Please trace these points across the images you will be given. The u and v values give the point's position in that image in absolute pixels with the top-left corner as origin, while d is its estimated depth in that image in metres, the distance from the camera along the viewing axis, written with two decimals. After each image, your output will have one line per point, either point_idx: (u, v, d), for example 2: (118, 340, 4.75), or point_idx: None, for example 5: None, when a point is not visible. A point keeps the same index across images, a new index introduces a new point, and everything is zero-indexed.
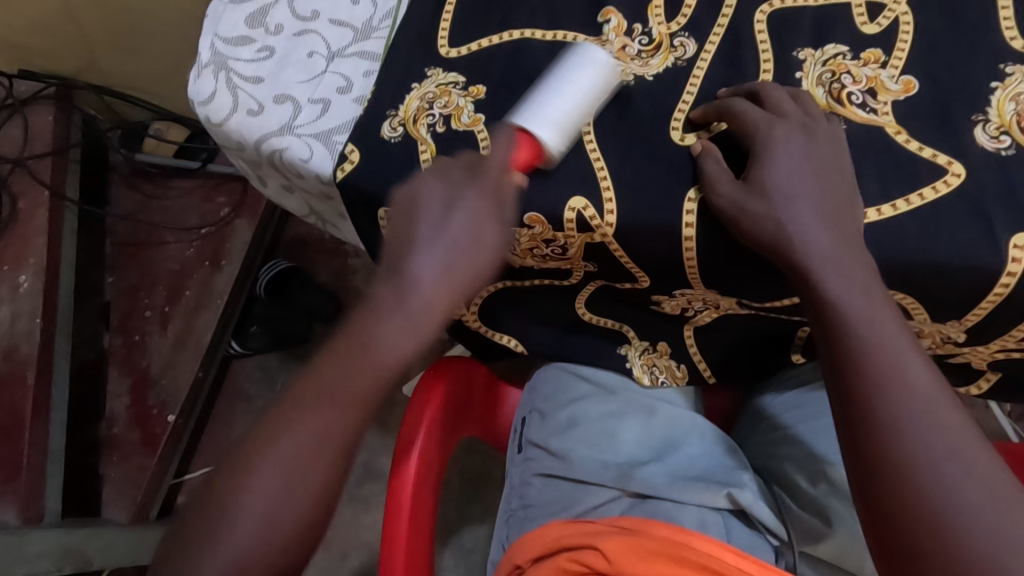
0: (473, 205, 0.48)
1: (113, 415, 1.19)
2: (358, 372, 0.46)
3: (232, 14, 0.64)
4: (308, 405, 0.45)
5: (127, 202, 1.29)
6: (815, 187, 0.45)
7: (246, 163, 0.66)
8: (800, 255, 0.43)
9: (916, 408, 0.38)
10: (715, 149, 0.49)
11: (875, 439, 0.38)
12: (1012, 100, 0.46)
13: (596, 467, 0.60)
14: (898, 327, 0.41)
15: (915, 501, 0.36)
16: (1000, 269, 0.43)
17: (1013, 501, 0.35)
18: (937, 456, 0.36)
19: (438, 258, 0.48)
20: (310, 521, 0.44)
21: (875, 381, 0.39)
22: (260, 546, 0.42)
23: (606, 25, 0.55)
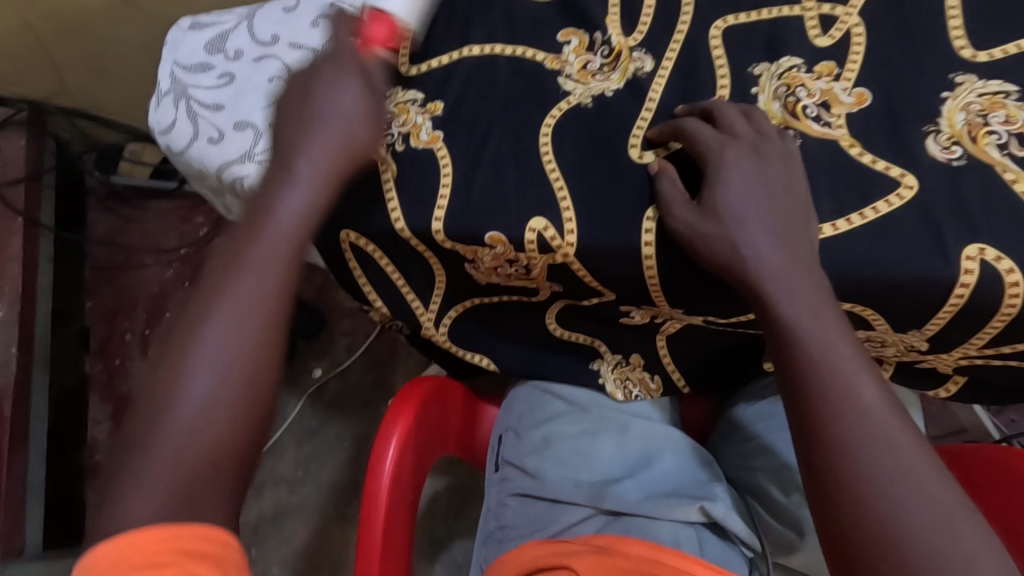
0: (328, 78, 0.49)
1: (94, 441, 1.17)
2: (268, 245, 0.42)
3: (191, 41, 0.64)
4: (220, 280, 0.40)
5: (104, 226, 1.29)
6: (769, 206, 0.45)
7: (210, 191, 0.66)
8: (754, 276, 0.43)
9: (869, 429, 0.38)
10: (671, 168, 0.49)
11: (830, 460, 0.38)
12: (962, 110, 0.46)
13: (570, 486, 0.59)
14: (852, 344, 0.41)
15: (869, 522, 0.36)
16: (953, 281, 0.43)
17: (963, 520, 0.35)
18: (889, 478, 0.36)
19: (313, 160, 0.46)
20: (253, 423, 0.39)
21: (829, 404, 0.39)
22: (211, 437, 0.37)
23: (567, 45, 0.55)
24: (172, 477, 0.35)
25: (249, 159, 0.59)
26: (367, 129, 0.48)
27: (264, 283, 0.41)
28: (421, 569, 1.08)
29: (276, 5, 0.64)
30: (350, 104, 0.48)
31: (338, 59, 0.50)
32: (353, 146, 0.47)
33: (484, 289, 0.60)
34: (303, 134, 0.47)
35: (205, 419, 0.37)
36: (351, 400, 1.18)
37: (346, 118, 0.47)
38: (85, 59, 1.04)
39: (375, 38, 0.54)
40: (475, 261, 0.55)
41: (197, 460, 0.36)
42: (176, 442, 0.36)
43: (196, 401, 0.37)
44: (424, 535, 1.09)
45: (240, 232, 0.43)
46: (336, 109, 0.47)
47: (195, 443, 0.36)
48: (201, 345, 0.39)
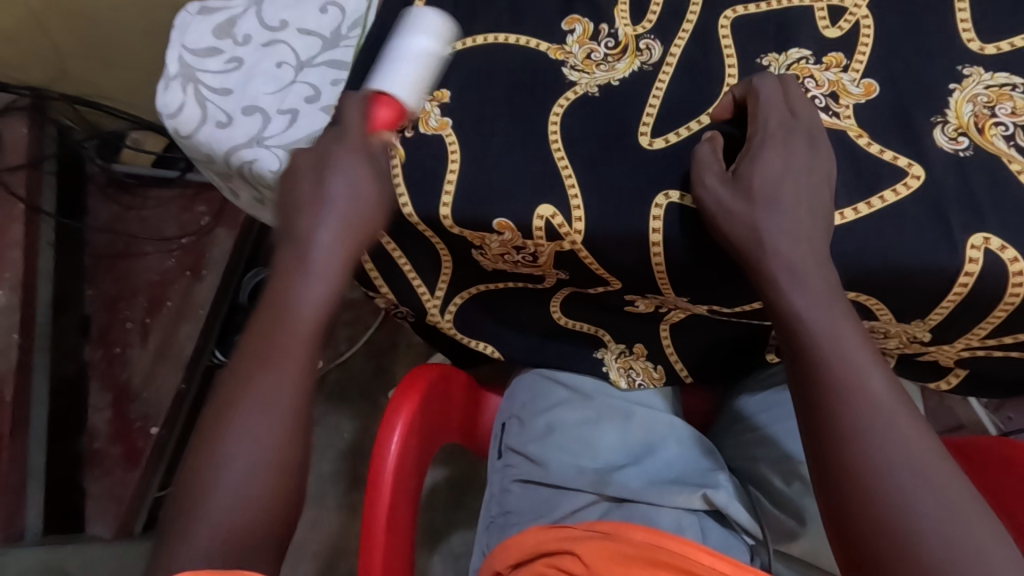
0: (348, 161, 0.49)
1: (94, 428, 1.17)
2: (297, 322, 0.44)
3: (199, 25, 0.64)
4: (246, 383, 0.42)
5: (105, 213, 1.27)
6: (799, 190, 0.45)
7: (217, 176, 0.66)
8: (770, 263, 0.43)
9: (877, 417, 0.38)
10: (719, 139, 0.48)
11: (839, 447, 0.38)
12: (970, 102, 0.47)
13: (573, 473, 0.60)
14: (861, 335, 0.41)
15: (875, 509, 0.36)
16: (956, 270, 0.44)
17: (970, 510, 0.35)
18: (897, 465, 0.37)
19: (335, 213, 0.47)
20: (285, 509, 0.41)
21: (836, 393, 0.39)
22: (240, 526, 0.39)
23: (571, 34, 0.55)
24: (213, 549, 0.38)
25: (258, 143, 0.59)
26: (372, 211, 0.49)
27: (297, 354, 0.44)
28: (420, 559, 1.08)
29: None
30: (362, 195, 0.48)
31: (343, 142, 0.49)
32: (365, 220, 0.48)
33: (490, 276, 0.60)
34: (320, 196, 0.47)
35: (248, 477, 0.40)
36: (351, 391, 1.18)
37: (360, 199, 0.48)
38: (88, 44, 1.04)
39: (382, 122, 0.53)
40: (483, 248, 0.55)
41: (227, 541, 0.39)
42: (211, 528, 0.39)
43: (241, 465, 0.40)
44: (423, 526, 1.10)
45: (274, 297, 0.45)
46: (343, 195, 0.48)
47: (236, 510, 0.39)
48: (255, 404, 0.42)
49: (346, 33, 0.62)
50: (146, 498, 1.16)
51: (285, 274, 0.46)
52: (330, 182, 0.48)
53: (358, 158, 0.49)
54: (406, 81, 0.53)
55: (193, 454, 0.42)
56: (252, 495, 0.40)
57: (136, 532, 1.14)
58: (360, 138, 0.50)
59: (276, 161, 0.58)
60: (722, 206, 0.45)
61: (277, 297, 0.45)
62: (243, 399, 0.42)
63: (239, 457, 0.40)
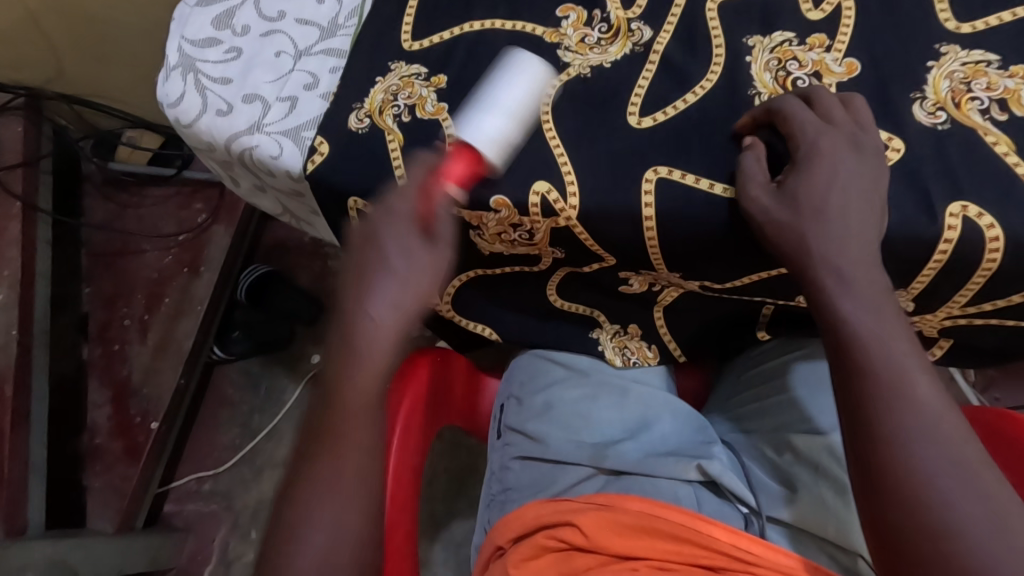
0: (402, 220, 0.48)
1: (94, 425, 1.18)
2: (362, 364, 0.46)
3: (199, 16, 0.65)
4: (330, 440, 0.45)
5: (102, 211, 1.29)
6: (846, 198, 0.44)
7: (218, 164, 0.67)
8: (817, 270, 0.44)
9: (920, 422, 0.39)
10: (761, 147, 0.48)
11: (881, 452, 0.39)
12: (947, 78, 0.49)
13: (573, 447, 0.61)
14: (909, 343, 0.41)
15: (922, 515, 0.37)
16: (937, 237, 0.45)
17: (1013, 516, 0.36)
18: (938, 471, 0.37)
19: (387, 292, 0.46)
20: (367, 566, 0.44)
21: (885, 397, 0.39)
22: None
23: (565, 20, 0.57)
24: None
25: (258, 130, 0.60)
26: (428, 283, 0.48)
27: (365, 428, 0.45)
28: (421, 548, 1.09)
29: None
30: (416, 274, 0.47)
31: (393, 220, 0.48)
32: (419, 291, 0.47)
33: (488, 258, 0.62)
34: (371, 279, 0.46)
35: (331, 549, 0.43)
36: None
37: (417, 282, 0.47)
38: (83, 42, 1.04)
39: (453, 174, 0.50)
40: (480, 227, 0.57)
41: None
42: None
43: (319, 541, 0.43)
44: (424, 515, 1.11)
45: (333, 373, 0.46)
46: (404, 274, 0.47)
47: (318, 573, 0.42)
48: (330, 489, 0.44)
49: (343, 22, 0.63)
50: (147, 493, 1.17)
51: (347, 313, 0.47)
52: (382, 268, 0.47)
53: (414, 235, 0.48)
54: (492, 133, 0.50)
55: (273, 534, 0.44)
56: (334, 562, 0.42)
57: (137, 528, 1.15)
58: (410, 206, 0.48)
59: (276, 146, 0.60)
60: (769, 219, 0.45)
61: (341, 344, 0.46)
62: (333, 465, 0.44)
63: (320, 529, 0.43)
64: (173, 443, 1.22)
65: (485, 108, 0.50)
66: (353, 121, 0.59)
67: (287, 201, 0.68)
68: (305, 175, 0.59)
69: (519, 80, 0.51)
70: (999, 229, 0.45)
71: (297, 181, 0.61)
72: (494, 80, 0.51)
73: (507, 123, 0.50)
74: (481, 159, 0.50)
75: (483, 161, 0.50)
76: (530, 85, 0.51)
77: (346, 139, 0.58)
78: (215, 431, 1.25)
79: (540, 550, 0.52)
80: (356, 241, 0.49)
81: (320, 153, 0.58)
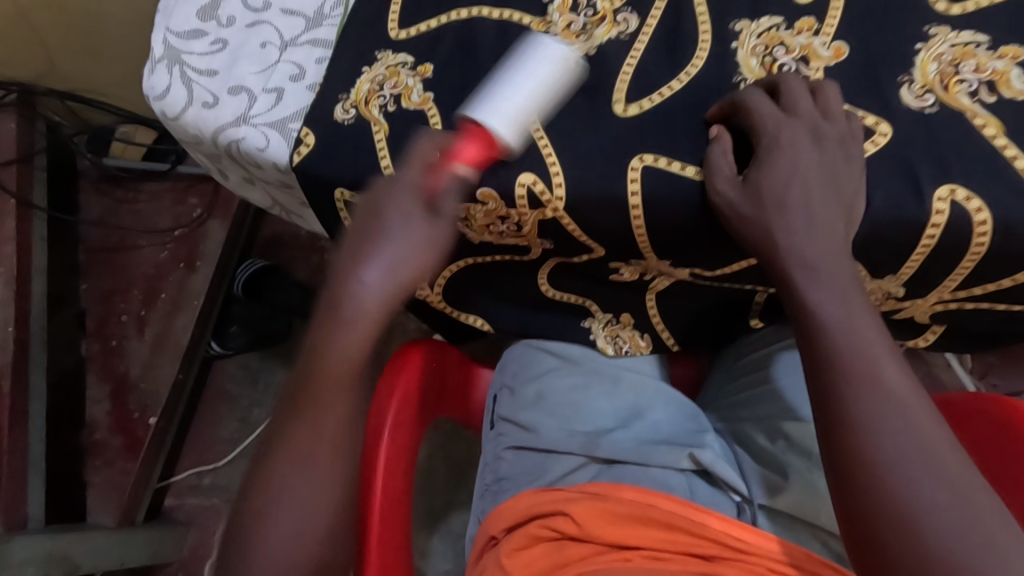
0: (407, 209, 0.48)
1: (93, 421, 1.18)
2: (347, 324, 0.47)
3: (183, 8, 0.64)
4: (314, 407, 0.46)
5: (97, 207, 1.29)
6: (818, 186, 0.44)
7: (206, 157, 0.67)
8: (785, 262, 0.44)
9: (887, 408, 0.39)
10: (727, 136, 0.48)
11: (848, 439, 0.39)
12: (935, 60, 0.48)
13: (563, 436, 0.61)
14: (878, 330, 0.41)
15: (886, 501, 0.37)
16: (924, 221, 0.45)
17: (979, 501, 0.36)
18: (905, 457, 0.37)
19: (383, 259, 0.47)
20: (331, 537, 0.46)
21: (850, 387, 0.40)
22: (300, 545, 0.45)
23: (550, 5, 0.56)
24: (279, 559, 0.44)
25: (244, 122, 0.60)
26: (426, 258, 0.48)
27: (339, 397, 0.47)
28: (420, 540, 1.09)
29: None
30: (411, 244, 0.47)
31: (398, 192, 0.48)
32: (418, 264, 0.48)
33: (477, 247, 0.62)
34: (368, 241, 0.47)
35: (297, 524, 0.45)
36: None
37: (428, 244, 0.48)
38: (73, 38, 1.04)
39: (462, 154, 0.48)
40: (468, 219, 0.57)
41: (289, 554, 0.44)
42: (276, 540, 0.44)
43: (288, 517, 0.45)
44: (423, 508, 1.11)
45: (318, 335, 0.48)
46: (403, 237, 0.47)
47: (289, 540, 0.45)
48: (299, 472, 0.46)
49: (329, 12, 0.63)
50: (147, 487, 1.18)
51: (335, 294, 0.47)
52: (382, 237, 0.47)
53: (415, 208, 0.48)
54: (510, 112, 0.47)
55: (247, 495, 0.47)
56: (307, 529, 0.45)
57: (137, 522, 1.15)
58: (418, 181, 0.48)
59: (262, 138, 0.59)
60: (734, 210, 0.45)
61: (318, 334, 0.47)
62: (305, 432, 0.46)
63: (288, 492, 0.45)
64: (173, 439, 1.23)
65: (495, 98, 0.48)
66: (338, 112, 0.58)
67: (276, 194, 0.68)
68: (291, 167, 0.59)
69: (545, 61, 0.49)
70: (987, 213, 0.44)
71: (284, 173, 0.60)
72: (516, 62, 0.49)
73: (527, 107, 0.48)
74: (498, 144, 0.48)
75: (497, 143, 0.48)
76: (548, 72, 0.49)
77: (332, 130, 0.58)
78: (216, 426, 1.25)
79: (534, 540, 0.52)
80: (362, 216, 0.49)
81: (306, 144, 0.58)
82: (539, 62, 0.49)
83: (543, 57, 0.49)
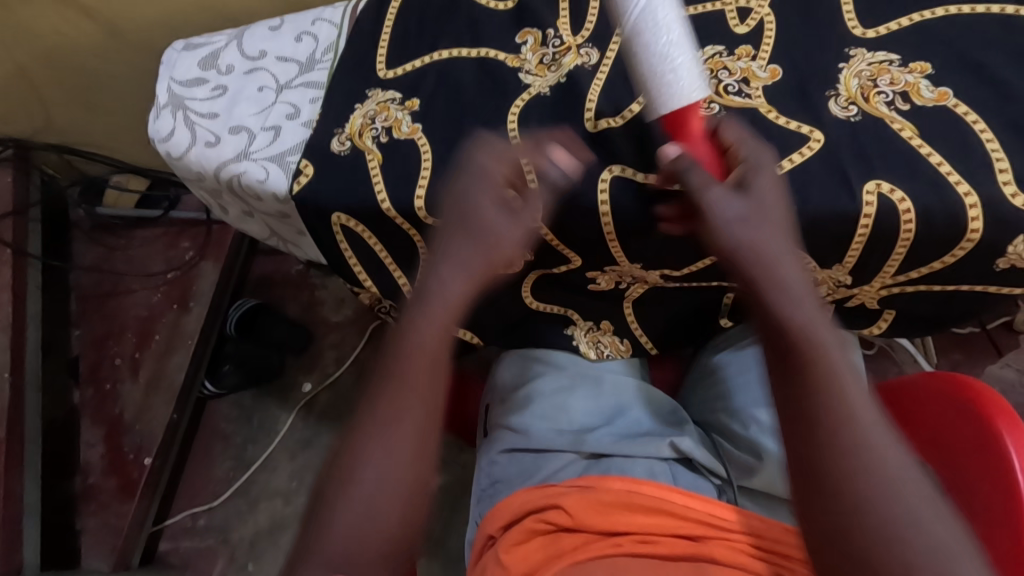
0: (491, 209, 0.49)
1: (87, 464, 1.19)
2: (431, 314, 0.46)
3: (186, 59, 0.71)
4: (396, 385, 0.43)
5: (91, 254, 1.32)
6: (748, 188, 0.47)
7: (207, 192, 0.72)
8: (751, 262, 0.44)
9: (865, 416, 0.38)
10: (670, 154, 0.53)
11: (829, 443, 0.38)
12: (856, 76, 0.55)
13: (553, 435, 0.64)
14: (820, 317, 0.42)
15: (837, 477, 0.37)
16: (857, 212, 0.51)
17: (937, 509, 0.36)
18: (883, 461, 0.37)
19: (456, 262, 0.48)
20: (408, 520, 0.41)
21: (821, 391, 0.39)
22: (375, 523, 0.40)
23: (524, 44, 0.63)
24: (347, 527, 0.40)
25: (245, 157, 0.65)
26: (505, 252, 0.49)
27: (430, 377, 0.43)
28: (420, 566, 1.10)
29: (262, 25, 0.72)
30: (491, 246, 0.49)
31: (488, 159, 0.51)
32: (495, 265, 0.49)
33: None
34: (446, 247, 0.49)
35: (384, 482, 0.41)
36: (343, 410, 1.24)
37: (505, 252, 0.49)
38: (70, 93, 1.09)
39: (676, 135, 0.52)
40: None
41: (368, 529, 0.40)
42: (347, 517, 0.40)
43: (364, 490, 0.41)
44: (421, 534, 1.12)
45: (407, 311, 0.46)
46: (491, 236, 0.49)
47: (363, 516, 0.40)
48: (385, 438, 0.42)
49: (320, 57, 0.69)
50: (142, 531, 1.16)
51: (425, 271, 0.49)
52: (458, 240, 0.49)
53: (501, 183, 0.51)
54: (687, 75, 0.49)
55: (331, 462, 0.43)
56: (385, 502, 0.41)
57: (132, 566, 1.13)
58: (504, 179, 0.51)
59: (262, 171, 0.65)
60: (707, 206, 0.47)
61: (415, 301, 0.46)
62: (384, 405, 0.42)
63: (363, 477, 0.41)
64: (169, 478, 1.21)
65: (671, 74, 0.49)
66: (334, 145, 0.63)
67: (274, 224, 0.73)
68: (291, 196, 0.63)
69: (670, 15, 0.50)
70: (909, 202, 0.50)
71: (282, 202, 0.65)
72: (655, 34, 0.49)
73: (688, 59, 0.50)
74: (693, 104, 0.50)
75: (694, 104, 0.50)
76: (678, 19, 0.50)
77: (328, 161, 0.63)
78: (211, 466, 1.24)
79: (531, 534, 0.55)
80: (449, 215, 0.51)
81: (305, 175, 0.63)
82: (667, 18, 0.50)
83: (666, 1, 0.50)
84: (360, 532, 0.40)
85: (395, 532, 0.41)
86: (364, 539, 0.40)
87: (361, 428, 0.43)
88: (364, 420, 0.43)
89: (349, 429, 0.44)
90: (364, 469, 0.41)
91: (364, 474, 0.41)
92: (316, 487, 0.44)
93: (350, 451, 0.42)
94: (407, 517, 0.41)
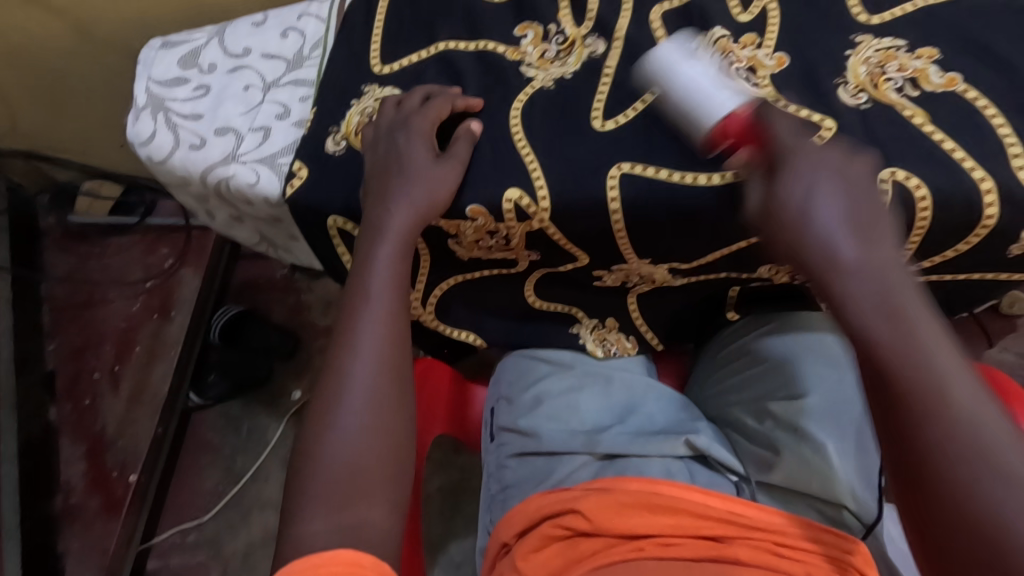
0: (421, 160, 0.54)
1: (69, 484, 1.13)
2: (371, 290, 0.49)
3: (164, 58, 0.67)
4: (347, 350, 0.47)
5: (63, 264, 1.26)
6: (845, 195, 0.42)
7: (192, 198, 0.69)
8: (800, 230, 0.42)
9: (947, 371, 0.36)
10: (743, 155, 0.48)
11: (909, 401, 0.36)
12: (864, 63, 0.54)
13: (564, 438, 0.63)
14: (905, 275, 0.39)
15: (936, 444, 0.34)
16: (874, 200, 0.50)
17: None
18: (964, 416, 0.34)
19: (398, 216, 0.52)
20: (390, 472, 0.45)
21: (898, 348, 0.37)
22: (356, 477, 0.44)
23: (524, 38, 0.61)
24: (328, 485, 0.43)
25: (233, 160, 0.62)
26: (440, 192, 0.54)
27: (380, 335, 0.48)
28: None
29: (245, 21, 0.69)
30: (427, 188, 0.54)
31: (413, 133, 0.55)
32: (432, 203, 0.54)
33: (466, 263, 0.66)
34: (384, 209, 0.53)
35: (361, 441, 0.45)
36: None
37: (436, 188, 0.54)
38: (36, 95, 1.04)
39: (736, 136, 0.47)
40: (459, 236, 0.61)
41: (350, 484, 0.43)
42: (328, 477, 0.43)
43: (342, 449, 0.44)
44: None
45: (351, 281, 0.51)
46: (421, 193, 0.53)
47: (350, 462, 0.44)
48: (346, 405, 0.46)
49: (308, 53, 0.66)
50: (130, 550, 1.11)
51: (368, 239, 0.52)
52: (398, 192, 0.53)
53: (422, 147, 0.55)
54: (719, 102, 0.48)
55: (302, 433, 0.46)
56: (363, 454, 0.44)
57: None
58: (425, 127, 0.56)
59: (252, 173, 0.62)
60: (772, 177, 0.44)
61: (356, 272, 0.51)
62: (345, 373, 0.47)
63: (332, 443, 0.44)
64: (156, 494, 1.17)
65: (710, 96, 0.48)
66: (329, 145, 0.61)
67: (265, 229, 0.71)
68: (284, 199, 0.61)
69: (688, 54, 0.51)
70: (925, 189, 0.50)
71: (274, 206, 0.63)
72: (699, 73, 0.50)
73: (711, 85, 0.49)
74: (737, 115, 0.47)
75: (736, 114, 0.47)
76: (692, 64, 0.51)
77: (323, 162, 0.60)
78: (198, 478, 1.20)
79: (548, 540, 0.54)
80: (378, 169, 0.56)
81: (299, 177, 0.60)
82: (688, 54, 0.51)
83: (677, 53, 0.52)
84: (342, 488, 0.43)
85: (386, 480, 0.44)
86: (347, 492, 0.43)
87: (318, 398, 0.47)
88: (328, 390, 0.46)
89: (310, 405, 0.47)
90: (339, 435, 0.45)
91: (339, 438, 0.45)
92: (292, 457, 0.46)
93: (325, 418, 0.45)
94: (392, 467, 0.45)
